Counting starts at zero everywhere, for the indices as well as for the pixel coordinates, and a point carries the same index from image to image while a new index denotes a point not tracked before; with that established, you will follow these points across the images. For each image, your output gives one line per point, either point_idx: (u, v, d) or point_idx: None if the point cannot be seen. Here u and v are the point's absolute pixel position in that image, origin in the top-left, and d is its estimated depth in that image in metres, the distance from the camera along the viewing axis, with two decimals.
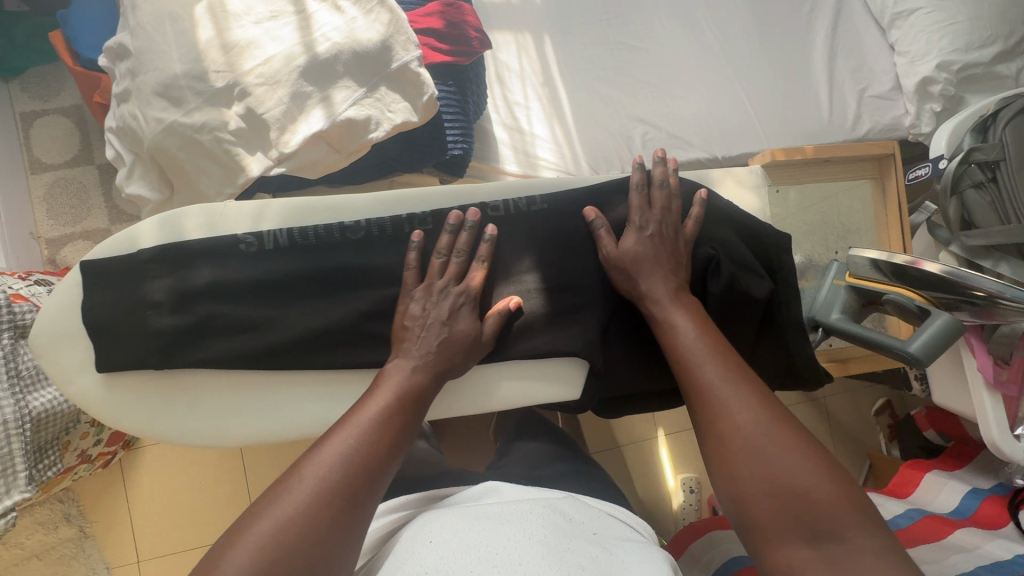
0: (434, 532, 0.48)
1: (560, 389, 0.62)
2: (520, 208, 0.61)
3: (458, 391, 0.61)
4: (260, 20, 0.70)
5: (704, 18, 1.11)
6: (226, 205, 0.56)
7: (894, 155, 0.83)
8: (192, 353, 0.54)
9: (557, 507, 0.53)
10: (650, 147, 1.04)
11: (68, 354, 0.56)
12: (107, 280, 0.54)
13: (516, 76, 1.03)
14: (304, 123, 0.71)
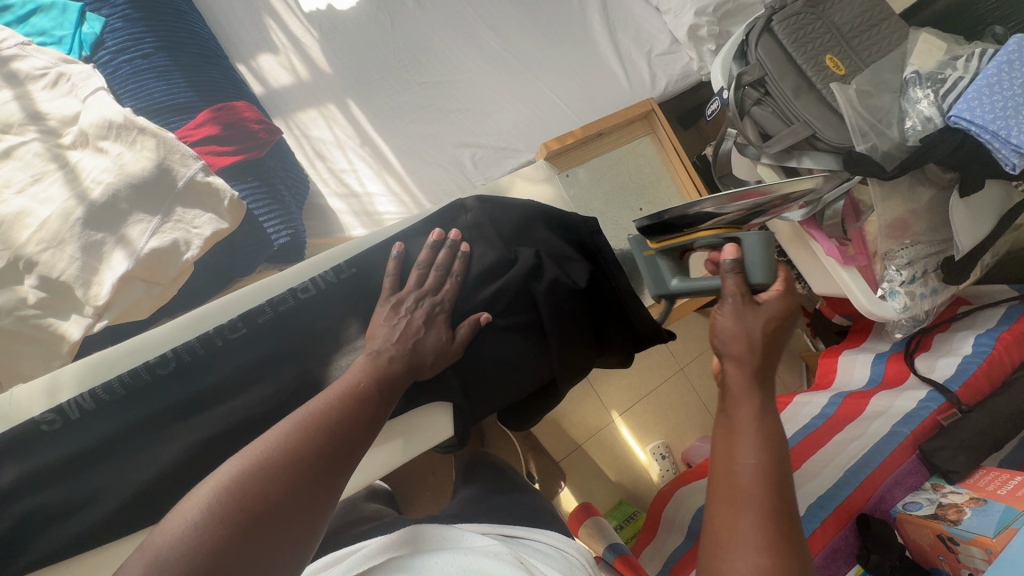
0: None
1: (429, 432, 0.62)
2: (330, 277, 0.60)
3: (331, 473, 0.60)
4: (22, 188, 0.67)
5: (490, 36, 1.18)
6: (15, 393, 0.54)
7: (653, 108, 0.90)
8: (30, 554, 0.51)
9: (490, 552, 0.49)
10: (483, 165, 1.09)
11: None
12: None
13: (334, 145, 1.05)
14: (109, 270, 0.68)
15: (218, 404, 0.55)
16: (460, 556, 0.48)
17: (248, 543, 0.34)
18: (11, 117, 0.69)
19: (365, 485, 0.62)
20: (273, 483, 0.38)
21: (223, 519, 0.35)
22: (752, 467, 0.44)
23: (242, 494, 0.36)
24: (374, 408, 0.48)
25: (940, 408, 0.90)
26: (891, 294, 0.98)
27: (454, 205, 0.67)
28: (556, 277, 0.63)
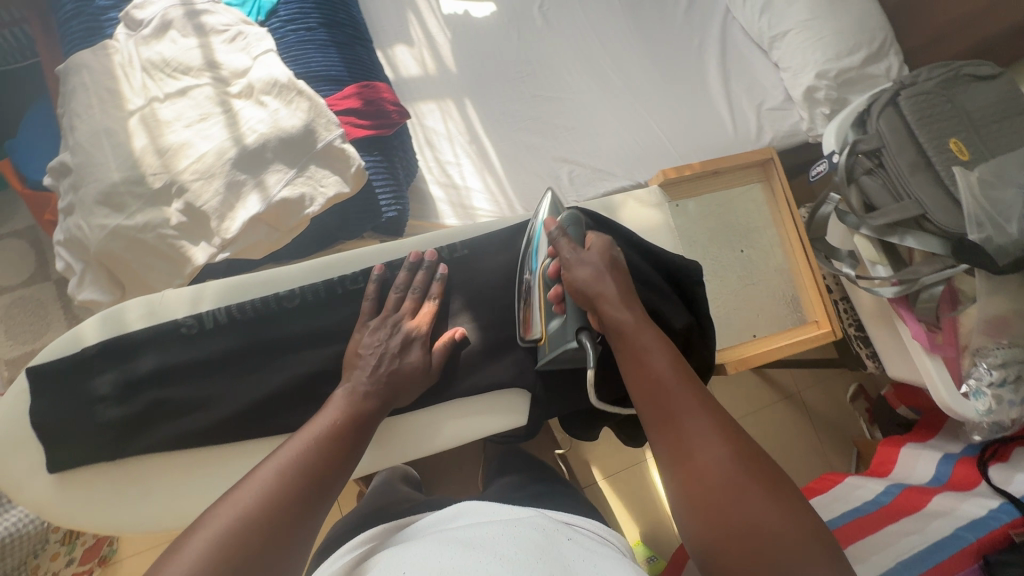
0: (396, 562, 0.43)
1: (501, 416, 0.69)
2: (444, 253, 0.71)
3: (409, 433, 0.67)
4: (189, 123, 0.76)
5: (608, 65, 1.23)
6: (165, 293, 0.62)
7: (772, 158, 0.97)
8: (146, 437, 0.58)
9: (528, 520, 0.51)
10: (578, 183, 1.12)
11: (23, 452, 0.57)
12: (49, 381, 0.57)
13: (445, 137, 1.11)
14: (242, 209, 0.76)
15: (327, 343, 0.63)
16: (490, 522, 0.49)
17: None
18: (193, 62, 0.79)
19: (434, 450, 0.68)
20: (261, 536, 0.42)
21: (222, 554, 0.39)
22: (733, 477, 0.43)
23: (240, 535, 0.41)
24: (347, 459, 0.53)
25: (1014, 522, 0.83)
26: (975, 394, 0.91)
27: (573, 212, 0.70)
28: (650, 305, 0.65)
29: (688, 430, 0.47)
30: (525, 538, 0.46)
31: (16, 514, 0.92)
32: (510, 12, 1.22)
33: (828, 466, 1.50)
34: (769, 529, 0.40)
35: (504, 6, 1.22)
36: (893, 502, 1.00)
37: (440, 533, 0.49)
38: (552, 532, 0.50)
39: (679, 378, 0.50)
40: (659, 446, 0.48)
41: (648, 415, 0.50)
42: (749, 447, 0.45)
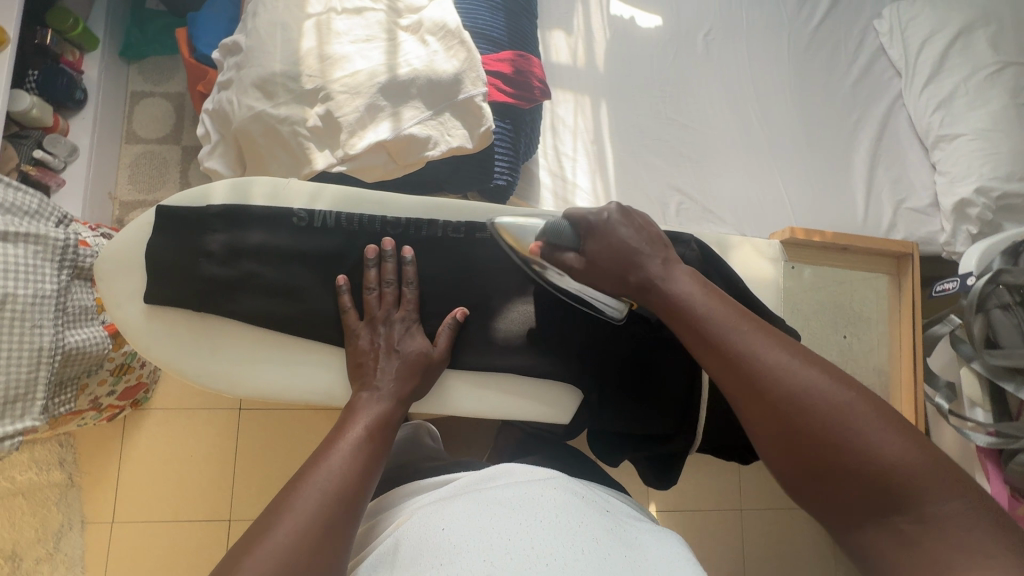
0: (445, 517, 0.50)
1: (542, 406, 0.72)
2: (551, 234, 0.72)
3: (458, 389, 0.71)
4: (355, 40, 0.80)
5: (754, 112, 1.18)
6: (291, 182, 0.68)
7: (911, 254, 0.93)
8: (229, 302, 0.65)
9: (570, 485, 0.56)
10: (683, 217, 1.09)
11: (133, 277, 0.66)
12: (171, 224, 0.65)
13: (570, 130, 1.11)
14: (373, 131, 0.79)
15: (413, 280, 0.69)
16: (535, 481, 0.55)
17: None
18: None
19: (474, 414, 0.72)
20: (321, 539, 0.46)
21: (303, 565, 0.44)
22: (807, 389, 0.48)
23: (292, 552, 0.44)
24: (385, 443, 0.58)
25: None
26: None
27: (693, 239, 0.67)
28: None
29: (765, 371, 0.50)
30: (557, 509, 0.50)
31: (89, 331, 1.04)
32: (674, 31, 1.21)
33: None
34: (883, 456, 0.44)
35: (670, 23, 1.21)
36: None
37: (473, 493, 0.54)
38: (589, 500, 0.54)
39: (740, 322, 0.54)
40: (736, 390, 0.52)
41: (714, 364, 0.53)
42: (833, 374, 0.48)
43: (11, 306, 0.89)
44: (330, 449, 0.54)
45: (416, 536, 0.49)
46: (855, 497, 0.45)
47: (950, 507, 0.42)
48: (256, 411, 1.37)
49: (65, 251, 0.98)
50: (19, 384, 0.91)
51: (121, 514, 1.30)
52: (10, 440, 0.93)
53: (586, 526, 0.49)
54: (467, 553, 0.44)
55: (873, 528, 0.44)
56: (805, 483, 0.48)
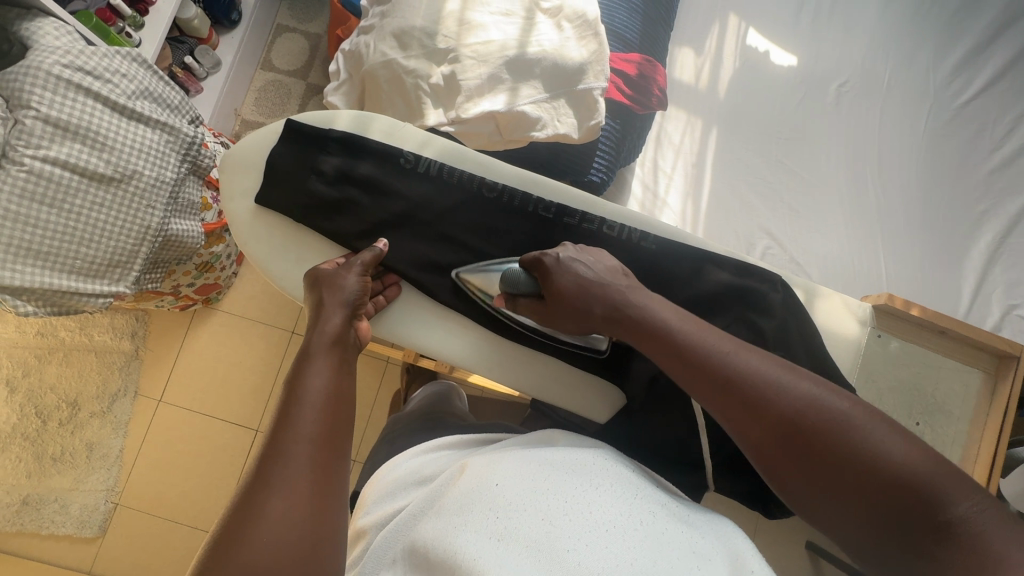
0: (499, 472, 0.54)
1: (570, 392, 0.75)
2: (636, 237, 0.70)
3: (497, 354, 0.74)
4: (495, 12, 0.82)
5: (871, 175, 1.12)
6: (407, 127, 0.75)
7: (1018, 357, 0.83)
8: (325, 219, 0.72)
9: (619, 464, 0.59)
10: (767, 262, 1.05)
11: (248, 176, 0.74)
12: (297, 138, 0.74)
13: (673, 148, 1.10)
14: (488, 100, 0.82)
15: (489, 242, 0.74)
16: (588, 454, 0.59)
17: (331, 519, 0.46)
18: None
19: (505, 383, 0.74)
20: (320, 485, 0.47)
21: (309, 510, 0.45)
22: (794, 404, 0.50)
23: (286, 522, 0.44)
24: (343, 393, 0.57)
25: None
26: None
27: (774, 282, 0.67)
28: None
29: (753, 391, 0.52)
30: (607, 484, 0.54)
31: (189, 223, 1.13)
32: (808, 75, 1.16)
33: None
34: (882, 459, 0.45)
35: (805, 67, 1.17)
36: None
37: (528, 451, 0.59)
38: (641, 480, 0.57)
39: (722, 342, 0.57)
40: (728, 413, 0.53)
41: (702, 389, 0.56)
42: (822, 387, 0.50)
43: (135, 183, 0.99)
44: (298, 410, 0.53)
45: (465, 486, 0.54)
46: (866, 511, 0.45)
47: (970, 511, 0.41)
48: (306, 339, 1.45)
49: (191, 147, 1.08)
50: (123, 253, 1.01)
51: (169, 396, 1.42)
52: (103, 300, 1.03)
53: (638, 506, 0.52)
54: (526, 510, 0.49)
55: (906, 549, 0.43)
56: (815, 502, 0.48)
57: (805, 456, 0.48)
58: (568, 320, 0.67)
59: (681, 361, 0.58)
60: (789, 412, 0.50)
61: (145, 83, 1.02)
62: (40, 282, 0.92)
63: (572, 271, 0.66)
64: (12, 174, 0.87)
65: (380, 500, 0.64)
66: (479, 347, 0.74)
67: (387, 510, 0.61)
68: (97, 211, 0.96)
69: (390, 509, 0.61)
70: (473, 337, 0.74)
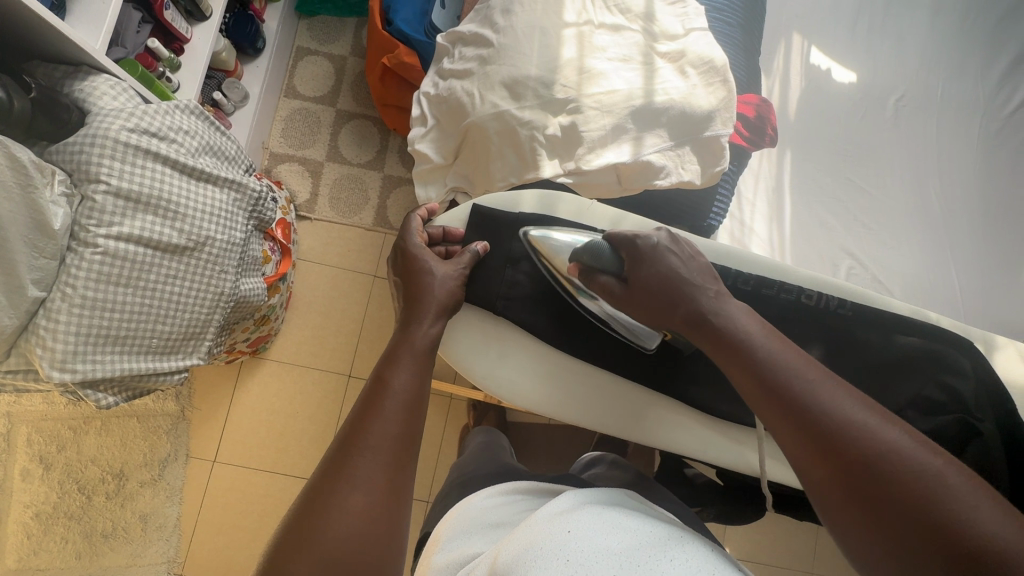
0: (572, 520, 0.52)
1: (737, 452, 0.75)
2: (832, 304, 0.69)
3: (664, 417, 0.75)
4: (612, 58, 0.80)
5: (935, 187, 1.16)
6: (594, 207, 0.78)
7: None
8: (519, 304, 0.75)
9: (693, 541, 0.54)
10: (852, 282, 1.08)
11: None
12: (486, 225, 0.77)
13: (752, 173, 1.10)
14: (612, 151, 0.79)
15: None
16: (655, 526, 0.55)
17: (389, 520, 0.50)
18: (635, 7, 0.83)
19: (674, 446, 0.75)
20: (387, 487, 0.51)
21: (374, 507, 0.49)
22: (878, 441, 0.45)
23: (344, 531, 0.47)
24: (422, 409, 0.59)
25: None
26: None
27: (965, 352, 0.67)
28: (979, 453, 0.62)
29: (836, 425, 0.47)
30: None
31: (253, 281, 1.05)
32: (868, 89, 1.18)
33: None
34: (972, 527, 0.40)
35: (865, 82, 1.19)
36: None
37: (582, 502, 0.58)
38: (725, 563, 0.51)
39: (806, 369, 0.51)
40: (799, 443, 0.48)
41: (768, 410, 0.52)
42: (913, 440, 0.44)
43: (207, 249, 0.91)
44: (378, 410, 0.56)
45: (535, 524, 0.52)
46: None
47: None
48: (364, 381, 1.39)
49: (254, 202, 1.01)
50: (196, 323, 0.92)
51: (224, 456, 1.33)
52: (177, 375, 0.95)
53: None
54: (598, 553, 0.47)
55: None
56: (874, 548, 0.43)
57: (874, 493, 0.43)
58: (636, 306, 0.65)
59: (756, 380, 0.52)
60: (868, 450, 0.45)
61: (206, 138, 0.95)
62: (117, 370, 0.83)
63: (664, 256, 0.64)
64: (86, 257, 0.78)
65: (455, 538, 0.62)
66: (671, 426, 0.75)
67: (464, 551, 0.57)
68: (171, 285, 0.88)
69: (467, 549, 0.58)
70: (637, 403, 0.75)
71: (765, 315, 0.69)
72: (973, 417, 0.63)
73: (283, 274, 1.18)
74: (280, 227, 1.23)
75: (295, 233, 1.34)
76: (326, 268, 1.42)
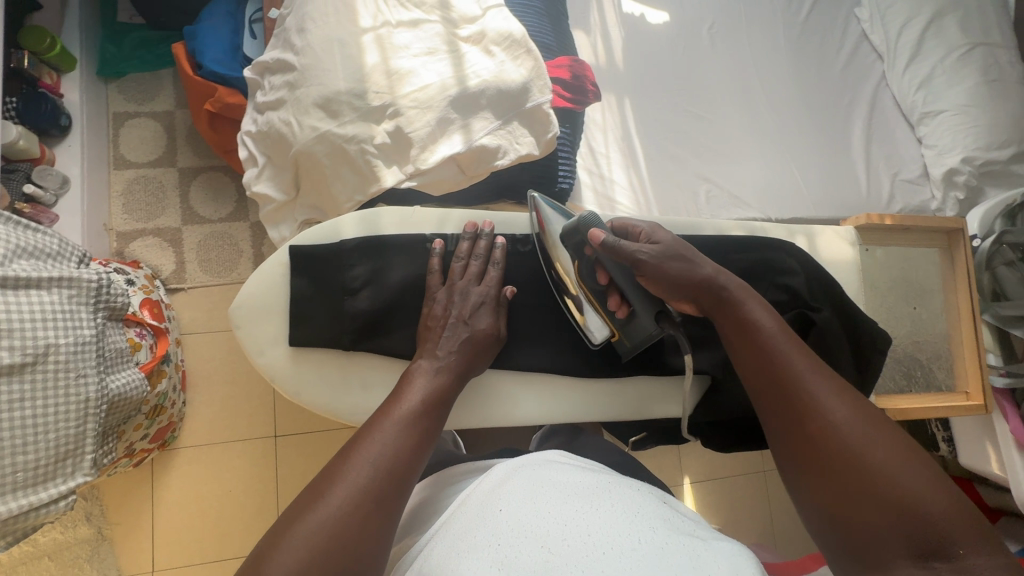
0: (501, 501, 0.64)
1: (613, 401, 0.80)
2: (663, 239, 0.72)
3: (541, 389, 0.79)
4: (417, 54, 0.79)
5: (762, 99, 1.26)
6: (415, 210, 0.75)
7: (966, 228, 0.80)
8: (381, 335, 0.70)
9: (614, 488, 0.66)
10: (713, 204, 1.15)
11: (266, 323, 0.69)
12: (307, 264, 0.69)
13: (599, 127, 1.15)
14: (445, 145, 0.79)
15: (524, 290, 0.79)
16: (575, 479, 0.67)
17: (366, 545, 0.50)
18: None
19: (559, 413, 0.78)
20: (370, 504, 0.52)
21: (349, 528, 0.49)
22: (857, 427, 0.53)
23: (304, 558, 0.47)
24: (430, 435, 0.61)
25: None
26: None
27: (786, 250, 0.72)
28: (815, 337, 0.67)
29: (818, 405, 0.55)
30: (693, 542, 0.57)
31: (127, 374, 0.97)
32: (681, 24, 1.26)
33: None
34: (922, 504, 0.47)
35: (676, 18, 1.26)
36: None
37: (530, 482, 0.67)
38: (646, 506, 0.62)
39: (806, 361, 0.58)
40: (786, 415, 0.57)
41: (765, 385, 0.59)
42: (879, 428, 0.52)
43: (53, 358, 0.78)
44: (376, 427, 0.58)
45: (474, 513, 0.64)
46: (882, 538, 0.48)
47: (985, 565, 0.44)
48: (292, 436, 1.33)
49: (97, 291, 0.87)
50: (65, 440, 0.80)
51: (162, 562, 1.23)
52: (62, 502, 0.82)
53: (637, 524, 0.58)
54: (524, 527, 0.58)
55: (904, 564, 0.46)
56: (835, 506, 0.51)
57: (848, 465, 0.51)
58: (650, 279, 0.69)
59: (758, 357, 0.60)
60: (849, 432, 0.53)
61: (13, 239, 0.81)
62: None
63: (676, 240, 0.70)
64: None
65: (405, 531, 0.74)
66: (549, 395, 0.78)
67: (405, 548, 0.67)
68: (20, 409, 0.76)
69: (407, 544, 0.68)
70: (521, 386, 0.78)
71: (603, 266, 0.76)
72: (808, 306, 0.68)
73: (163, 356, 1.10)
74: (147, 307, 1.14)
75: (169, 309, 1.25)
76: (217, 334, 1.33)
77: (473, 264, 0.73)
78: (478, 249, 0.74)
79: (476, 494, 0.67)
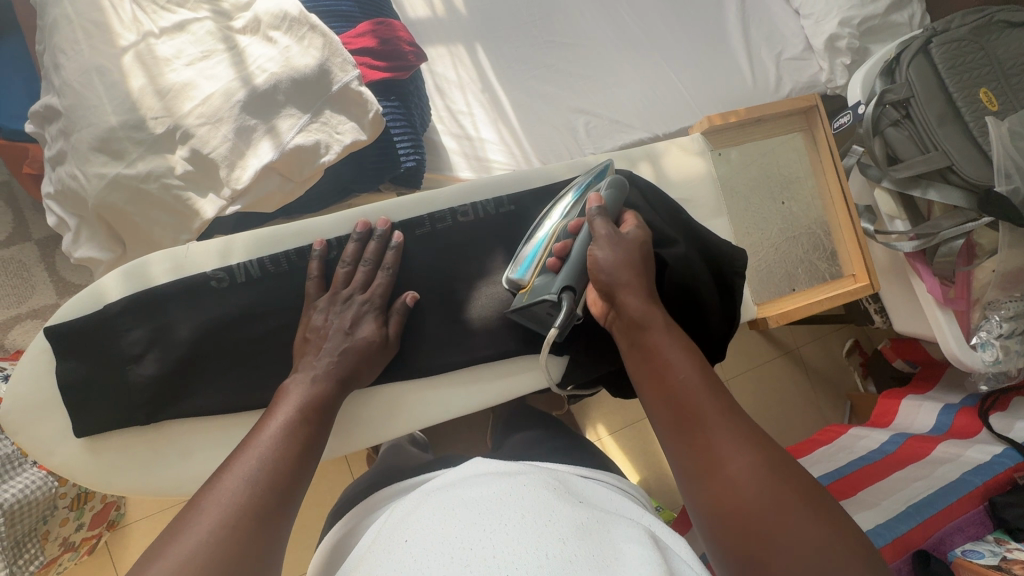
0: (409, 528, 0.46)
1: (500, 385, 0.68)
2: (490, 207, 0.70)
3: (413, 396, 0.66)
4: (191, 62, 0.70)
5: (624, 9, 1.16)
6: (189, 248, 0.63)
7: (815, 105, 0.84)
8: (194, 399, 0.61)
9: (512, 489, 0.50)
10: (595, 135, 1.08)
11: (49, 420, 0.60)
12: (78, 342, 0.60)
13: (456, 86, 1.06)
14: (254, 157, 0.70)
15: None
16: (486, 489, 0.50)
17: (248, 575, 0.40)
18: None
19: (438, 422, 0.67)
20: (252, 526, 0.43)
21: (225, 554, 0.40)
22: (742, 450, 0.43)
23: None
24: (295, 480, 0.49)
25: (1016, 466, 0.88)
26: (982, 345, 0.97)
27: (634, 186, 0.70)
28: (677, 280, 0.65)
29: (695, 416, 0.46)
30: (590, 543, 0.43)
31: (22, 479, 0.90)
32: None
33: (822, 417, 1.49)
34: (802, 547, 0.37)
35: None
36: (900, 450, 1.04)
37: (453, 491, 0.51)
38: (542, 507, 0.47)
39: (686, 369, 0.49)
40: (665, 416, 0.48)
41: (649, 389, 0.51)
42: (756, 453, 0.42)
43: None
44: (222, 476, 0.46)
45: (377, 554, 0.46)
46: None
47: None
48: None
49: None
50: None
51: None
52: None
53: (522, 534, 0.43)
54: (433, 555, 0.41)
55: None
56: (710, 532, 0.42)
57: (715, 487, 0.42)
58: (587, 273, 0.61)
59: (642, 359, 0.52)
60: (717, 451, 0.43)
61: None
62: None
63: (633, 243, 0.59)
64: None
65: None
66: (416, 407, 0.66)
67: None
68: None
69: None
70: (384, 406, 0.65)
71: (444, 252, 0.68)
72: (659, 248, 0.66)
73: None
74: None
75: None
76: None
77: (364, 267, 0.63)
78: (367, 250, 0.64)
79: (378, 540, 0.49)
